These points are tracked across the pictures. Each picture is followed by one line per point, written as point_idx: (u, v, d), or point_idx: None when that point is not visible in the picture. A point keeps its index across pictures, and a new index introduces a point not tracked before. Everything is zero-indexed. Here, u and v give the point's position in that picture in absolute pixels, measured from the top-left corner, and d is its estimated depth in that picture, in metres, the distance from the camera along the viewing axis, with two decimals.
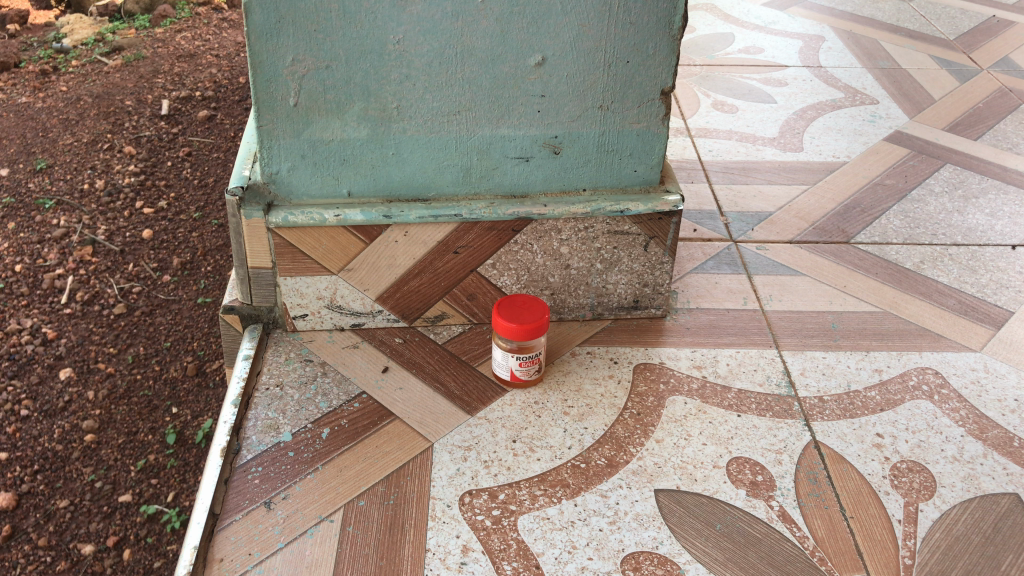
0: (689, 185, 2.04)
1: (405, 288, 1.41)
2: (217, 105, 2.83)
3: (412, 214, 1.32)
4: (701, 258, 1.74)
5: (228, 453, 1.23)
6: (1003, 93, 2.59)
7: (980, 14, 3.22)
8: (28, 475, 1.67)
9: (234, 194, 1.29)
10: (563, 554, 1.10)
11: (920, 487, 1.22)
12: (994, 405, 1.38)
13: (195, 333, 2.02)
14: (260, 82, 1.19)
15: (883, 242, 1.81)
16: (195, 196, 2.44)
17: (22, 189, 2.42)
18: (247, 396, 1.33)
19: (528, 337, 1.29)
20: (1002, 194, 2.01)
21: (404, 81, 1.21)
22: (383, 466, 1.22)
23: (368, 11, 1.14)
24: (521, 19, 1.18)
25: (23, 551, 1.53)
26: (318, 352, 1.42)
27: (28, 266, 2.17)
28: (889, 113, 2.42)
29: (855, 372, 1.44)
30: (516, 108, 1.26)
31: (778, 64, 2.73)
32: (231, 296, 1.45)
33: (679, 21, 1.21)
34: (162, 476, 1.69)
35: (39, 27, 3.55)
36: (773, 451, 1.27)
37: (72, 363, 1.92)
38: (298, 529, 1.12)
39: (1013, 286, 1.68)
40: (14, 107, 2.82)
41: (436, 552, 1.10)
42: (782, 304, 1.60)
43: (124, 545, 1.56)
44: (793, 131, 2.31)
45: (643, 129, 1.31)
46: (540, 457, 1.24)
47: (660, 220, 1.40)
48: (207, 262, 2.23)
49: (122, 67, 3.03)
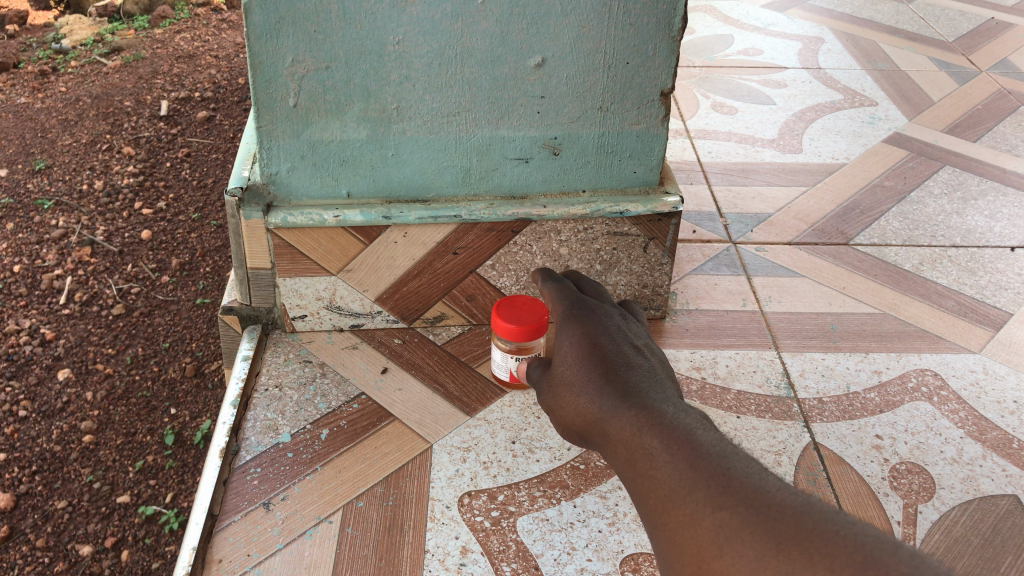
0: (688, 186, 2.04)
1: (405, 289, 1.41)
2: (217, 106, 2.83)
3: (412, 214, 1.31)
4: (701, 259, 1.74)
5: (228, 454, 1.22)
6: (1002, 94, 2.59)
7: (979, 17, 3.22)
8: (27, 475, 1.67)
9: (234, 194, 1.29)
10: (563, 555, 1.10)
11: (920, 488, 1.22)
12: (994, 406, 1.38)
13: (195, 334, 2.02)
14: (259, 82, 1.18)
15: (883, 243, 1.82)
16: (194, 197, 2.44)
17: (21, 189, 2.42)
18: (246, 397, 1.33)
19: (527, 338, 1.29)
20: (1002, 196, 2.01)
21: (404, 81, 1.21)
22: (382, 466, 1.22)
23: (368, 12, 1.14)
24: (521, 20, 1.18)
25: (21, 552, 1.52)
26: (318, 353, 1.42)
27: (27, 267, 2.17)
28: (888, 114, 2.42)
29: (855, 373, 1.44)
30: (516, 109, 1.26)
31: (778, 66, 2.73)
32: (231, 296, 1.45)
33: (679, 22, 1.21)
34: (161, 477, 1.69)
35: (39, 28, 3.55)
36: (772, 452, 1.27)
37: (71, 364, 1.92)
38: (298, 530, 1.12)
39: (1012, 287, 1.68)
40: (14, 108, 2.82)
41: (436, 553, 1.10)
42: (782, 305, 1.61)
43: (123, 546, 1.56)
44: (793, 132, 2.32)
45: (643, 131, 1.31)
46: (540, 458, 1.24)
47: (660, 222, 1.40)
48: (206, 263, 2.23)
49: (122, 68, 3.04)
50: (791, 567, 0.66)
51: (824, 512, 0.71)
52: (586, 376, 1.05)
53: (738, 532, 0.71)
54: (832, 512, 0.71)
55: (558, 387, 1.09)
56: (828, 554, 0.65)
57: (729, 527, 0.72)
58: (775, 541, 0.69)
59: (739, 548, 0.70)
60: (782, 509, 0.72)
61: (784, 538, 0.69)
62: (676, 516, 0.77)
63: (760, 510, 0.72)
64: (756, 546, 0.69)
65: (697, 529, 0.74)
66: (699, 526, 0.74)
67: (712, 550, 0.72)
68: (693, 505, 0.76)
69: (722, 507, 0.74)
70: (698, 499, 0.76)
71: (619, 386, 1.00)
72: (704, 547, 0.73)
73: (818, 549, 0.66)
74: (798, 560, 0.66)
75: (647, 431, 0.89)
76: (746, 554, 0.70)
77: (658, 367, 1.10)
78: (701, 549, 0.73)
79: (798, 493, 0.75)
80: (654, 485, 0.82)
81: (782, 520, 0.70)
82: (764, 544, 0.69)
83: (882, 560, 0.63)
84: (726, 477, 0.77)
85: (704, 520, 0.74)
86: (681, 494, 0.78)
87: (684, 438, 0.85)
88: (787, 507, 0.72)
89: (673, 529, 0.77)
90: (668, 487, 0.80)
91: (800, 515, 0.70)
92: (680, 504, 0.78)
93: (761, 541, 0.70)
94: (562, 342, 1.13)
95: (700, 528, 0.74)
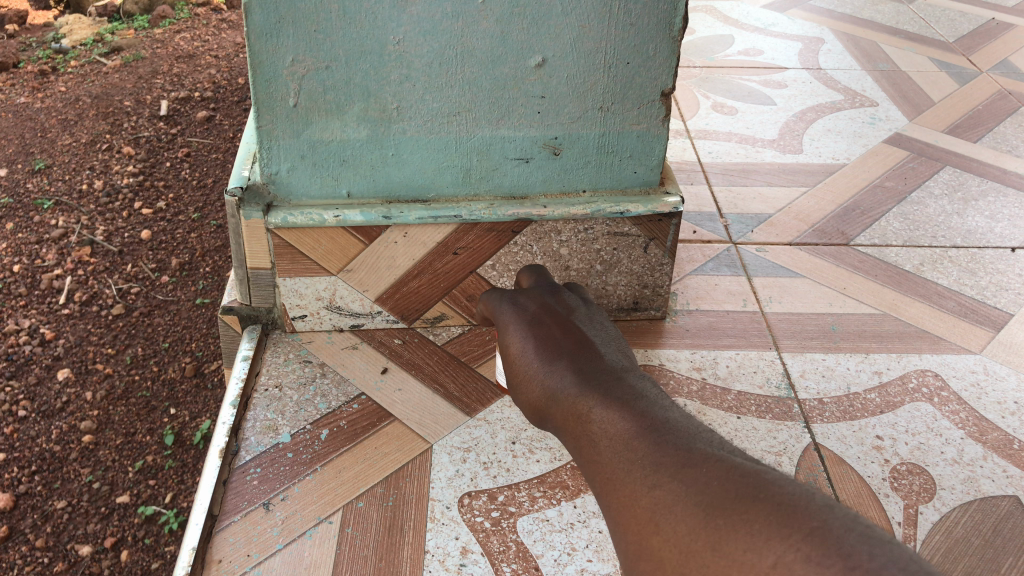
0: (688, 187, 2.04)
1: (405, 289, 1.41)
2: (217, 106, 2.83)
3: (412, 214, 1.31)
4: (701, 260, 1.74)
5: (227, 454, 1.22)
6: (1002, 95, 2.59)
7: (979, 17, 3.22)
8: (26, 475, 1.67)
9: (234, 194, 1.29)
10: (563, 556, 1.10)
11: (920, 489, 1.21)
12: (994, 407, 1.38)
13: (194, 334, 2.02)
14: (259, 82, 1.18)
15: (883, 244, 1.81)
16: (194, 197, 2.44)
17: (21, 189, 2.42)
18: (246, 397, 1.33)
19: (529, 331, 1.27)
20: (1002, 196, 2.01)
21: (404, 81, 1.21)
22: (382, 467, 1.22)
23: (368, 11, 1.14)
24: (521, 20, 1.18)
25: (20, 552, 1.52)
26: (318, 353, 1.42)
27: (26, 267, 2.17)
28: (889, 114, 2.42)
29: (855, 373, 1.44)
30: (516, 109, 1.26)
31: (778, 66, 2.73)
32: (231, 296, 1.45)
33: (679, 22, 1.21)
34: (160, 477, 1.69)
35: (38, 27, 3.55)
36: (773, 452, 1.26)
37: (70, 364, 1.91)
38: (298, 530, 1.12)
39: (1013, 288, 1.68)
40: (14, 108, 2.82)
41: (436, 554, 1.09)
42: (782, 306, 1.60)
43: (122, 546, 1.55)
44: (793, 133, 2.31)
45: (644, 131, 1.31)
46: (540, 459, 1.24)
47: (661, 222, 1.40)
48: (206, 263, 2.23)
49: (122, 67, 3.04)
50: (713, 526, 0.60)
51: (756, 467, 0.64)
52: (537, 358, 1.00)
53: (669, 496, 0.65)
54: (766, 469, 0.64)
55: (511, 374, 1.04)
56: (750, 508, 0.59)
57: (661, 493, 0.66)
58: (703, 501, 0.62)
59: (667, 511, 0.64)
60: (713, 467, 0.65)
61: (710, 498, 0.62)
62: (615, 489, 0.71)
63: (692, 471, 0.66)
64: (684, 508, 0.63)
65: (632, 498, 0.68)
66: (633, 496, 0.68)
67: (646, 519, 0.66)
68: (630, 475, 0.70)
69: (659, 473, 0.68)
70: (636, 469, 0.70)
71: (568, 365, 0.95)
72: (637, 516, 0.67)
73: (741, 505, 0.60)
74: (721, 518, 0.60)
75: (593, 407, 0.84)
76: (677, 527, 0.62)
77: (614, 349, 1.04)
78: (637, 519, 0.67)
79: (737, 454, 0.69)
80: (598, 462, 0.76)
81: (712, 480, 0.64)
82: (690, 504, 0.63)
83: (804, 512, 0.57)
84: (663, 445, 0.71)
85: (639, 490, 0.68)
86: (620, 466, 0.72)
87: (627, 411, 0.80)
88: (719, 464, 0.66)
89: (613, 502, 0.71)
90: (609, 461, 0.74)
91: (731, 472, 0.64)
92: (619, 477, 0.72)
93: (688, 501, 0.63)
94: (509, 331, 1.08)
95: (634, 498, 0.68)
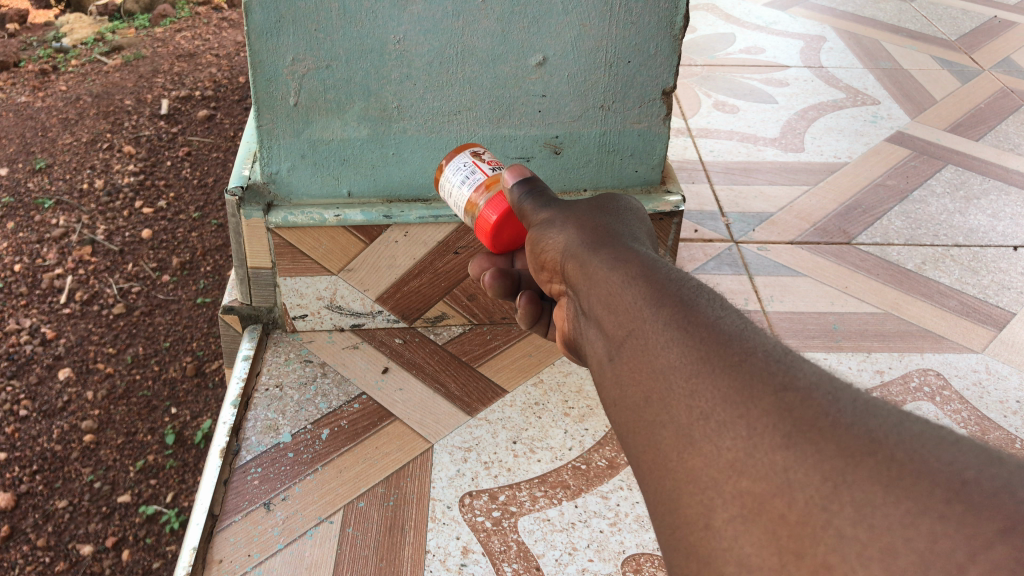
0: (689, 185, 2.04)
1: (405, 288, 1.41)
2: (217, 105, 2.82)
3: (412, 214, 1.31)
4: (701, 258, 1.74)
5: (228, 453, 1.22)
6: (1003, 93, 2.58)
7: (981, 15, 3.21)
8: (27, 475, 1.67)
9: (234, 194, 1.29)
10: (563, 556, 1.09)
11: None
12: (996, 406, 1.37)
13: (195, 334, 2.02)
14: (259, 82, 1.18)
15: (885, 242, 1.81)
16: (194, 196, 2.43)
17: (21, 189, 2.41)
18: (247, 397, 1.33)
19: (520, 252, 1.13)
20: (1004, 195, 2.00)
21: (404, 81, 1.21)
22: (382, 466, 1.22)
23: (368, 11, 1.13)
24: (522, 19, 1.17)
25: (22, 552, 1.52)
26: (318, 352, 1.42)
27: (27, 266, 2.17)
28: (890, 113, 2.41)
29: (856, 373, 1.43)
30: (517, 108, 1.26)
31: (779, 64, 2.73)
32: (231, 296, 1.45)
33: (680, 21, 1.21)
34: (161, 476, 1.69)
35: (39, 27, 3.53)
36: None
37: (72, 363, 1.91)
38: (298, 530, 1.12)
39: (1015, 287, 1.68)
40: (14, 107, 2.82)
41: (436, 554, 1.09)
42: (784, 305, 1.60)
43: (124, 545, 1.56)
44: (794, 131, 2.31)
45: (644, 130, 1.31)
46: (540, 458, 1.24)
47: (661, 221, 1.39)
48: (207, 262, 2.23)
49: (122, 67, 3.03)
50: (797, 469, 0.52)
51: (857, 398, 0.55)
52: (566, 228, 0.90)
53: (732, 419, 0.57)
54: (870, 400, 0.55)
55: (532, 237, 0.94)
56: (856, 452, 0.50)
57: (720, 417, 0.58)
58: (782, 433, 0.54)
59: (727, 441, 0.56)
60: (801, 393, 0.56)
61: (794, 430, 0.54)
62: (651, 396, 0.64)
63: (767, 391, 0.57)
64: (753, 440, 0.55)
65: (676, 415, 0.61)
66: (678, 411, 0.61)
67: (693, 443, 0.58)
68: (677, 385, 0.62)
69: (716, 382, 0.60)
70: (680, 376, 0.62)
71: (602, 240, 0.86)
72: (682, 441, 0.59)
73: (838, 446, 0.51)
74: (811, 461, 0.52)
75: (629, 284, 0.75)
76: (755, 432, 0.55)
77: (647, 229, 0.95)
78: (679, 442, 0.60)
79: (826, 374, 0.59)
80: (631, 358, 0.69)
81: (797, 407, 0.55)
82: (762, 438, 0.55)
83: (939, 467, 0.48)
84: (723, 346, 0.62)
85: (684, 405, 0.61)
86: (661, 367, 0.64)
87: (673, 295, 0.70)
88: (810, 390, 0.56)
89: (646, 413, 0.64)
90: (647, 356, 0.66)
91: (829, 402, 0.55)
92: (658, 381, 0.64)
93: (761, 431, 0.55)
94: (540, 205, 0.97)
95: (679, 416, 0.61)
